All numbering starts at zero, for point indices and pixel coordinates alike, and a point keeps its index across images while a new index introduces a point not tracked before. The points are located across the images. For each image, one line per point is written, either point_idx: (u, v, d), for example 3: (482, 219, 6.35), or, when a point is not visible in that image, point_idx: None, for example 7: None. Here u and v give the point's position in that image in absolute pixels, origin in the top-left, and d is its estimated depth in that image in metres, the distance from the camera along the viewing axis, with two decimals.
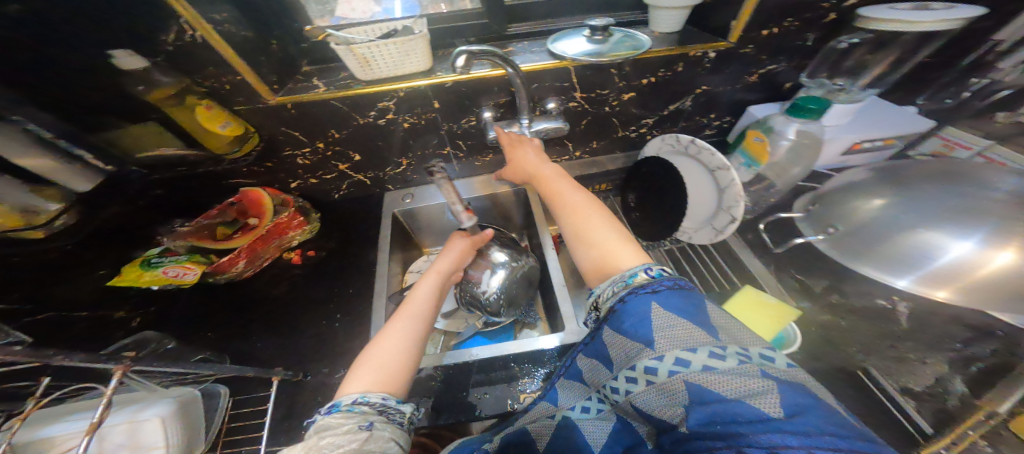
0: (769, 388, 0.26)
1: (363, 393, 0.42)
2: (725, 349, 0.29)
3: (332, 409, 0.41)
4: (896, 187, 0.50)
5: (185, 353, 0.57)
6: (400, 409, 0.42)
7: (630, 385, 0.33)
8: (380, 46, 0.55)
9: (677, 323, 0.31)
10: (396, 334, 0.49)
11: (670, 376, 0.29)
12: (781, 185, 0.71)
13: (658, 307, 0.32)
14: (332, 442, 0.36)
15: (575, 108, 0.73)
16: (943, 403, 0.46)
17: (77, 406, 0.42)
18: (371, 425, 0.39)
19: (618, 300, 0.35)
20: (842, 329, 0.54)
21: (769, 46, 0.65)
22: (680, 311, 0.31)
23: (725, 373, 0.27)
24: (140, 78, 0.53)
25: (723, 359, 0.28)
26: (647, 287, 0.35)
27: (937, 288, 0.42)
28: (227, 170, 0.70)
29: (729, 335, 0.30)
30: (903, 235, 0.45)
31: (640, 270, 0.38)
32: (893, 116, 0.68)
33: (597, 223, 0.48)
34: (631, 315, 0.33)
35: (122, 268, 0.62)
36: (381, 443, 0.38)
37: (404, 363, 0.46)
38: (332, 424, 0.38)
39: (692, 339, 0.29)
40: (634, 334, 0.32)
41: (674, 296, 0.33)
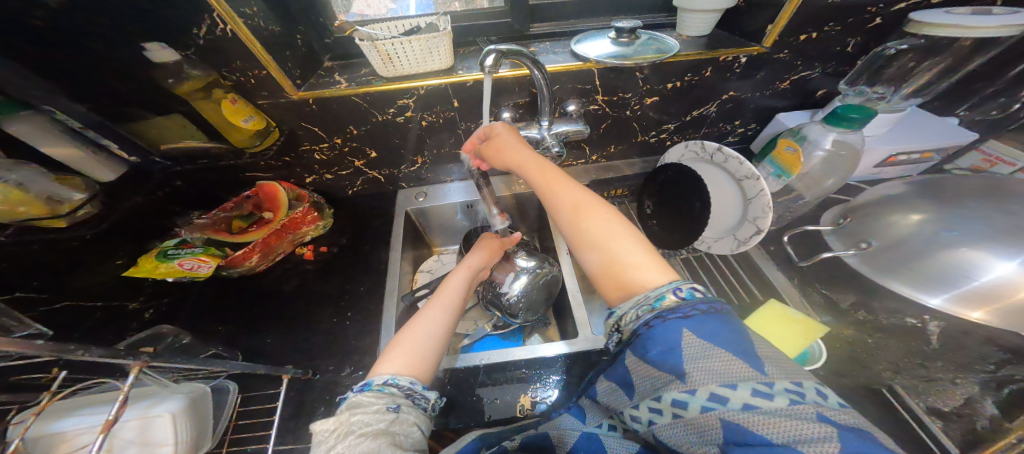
0: (825, 435, 0.23)
1: (394, 374, 0.43)
2: (771, 387, 0.27)
3: (364, 387, 0.41)
4: (942, 206, 0.49)
5: (197, 347, 0.56)
6: (426, 395, 0.43)
7: (652, 417, 0.32)
8: (405, 43, 0.55)
9: (713, 353, 0.29)
10: (428, 322, 0.50)
11: (702, 412, 0.28)
12: (810, 197, 0.70)
13: (689, 334, 0.31)
14: (360, 419, 0.37)
15: (596, 111, 0.72)
16: (971, 424, 0.45)
17: (98, 397, 0.42)
18: (399, 408, 0.40)
19: (642, 325, 0.34)
20: (868, 347, 0.53)
21: (803, 52, 0.64)
22: (716, 340, 0.30)
23: (770, 413, 0.25)
24: (170, 71, 0.53)
25: (769, 398, 0.26)
26: (676, 311, 0.33)
27: (971, 309, 0.43)
28: (247, 164, 0.70)
29: (776, 368, 0.28)
30: (942, 251, 0.46)
31: (668, 291, 0.35)
32: (934, 128, 0.68)
33: (609, 225, 0.44)
34: (658, 341, 0.32)
35: (139, 258, 0.61)
36: (406, 426, 0.39)
37: (431, 353, 0.47)
38: (364, 402, 0.39)
39: (730, 373, 0.28)
40: (661, 363, 0.31)
41: (710, 322, 0.31)
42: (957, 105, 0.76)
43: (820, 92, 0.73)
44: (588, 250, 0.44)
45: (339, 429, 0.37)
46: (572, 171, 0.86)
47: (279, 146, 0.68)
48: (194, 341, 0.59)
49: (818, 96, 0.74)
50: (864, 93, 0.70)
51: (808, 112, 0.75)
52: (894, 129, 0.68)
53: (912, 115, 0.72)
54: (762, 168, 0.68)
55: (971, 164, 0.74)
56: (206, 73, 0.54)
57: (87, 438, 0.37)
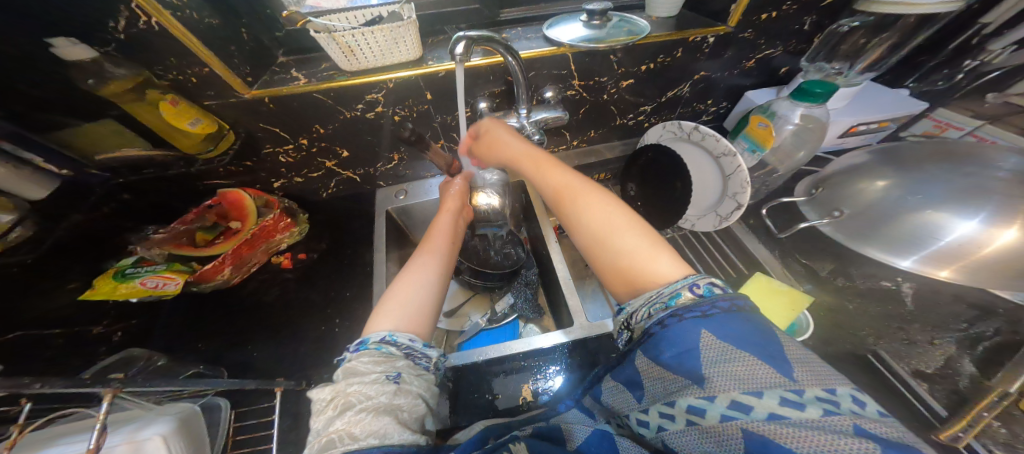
0: (865, 449, 0.21)
1: (392, 332, 0.41)
2: (801, 395, 0.25)
3: (360, 346, 0.40)
4: (904, 172, 0.50)
5: (175, 368, 0.53)
6: (426, 353, 0.41)
7: (664, 422, 0.30)
8: (366, 34, 0.52)
9: (736, 356, 0.27)
10: (420, 268, 0.50)
11: (722, 421, 0.26)
12: (784, 170, 0.70)
13: (707, 335, 0.29)
14: (360, 391, 0.35)
15: (574, 97, 0.70)
16: (955, 384, 0.47)
17: (73, 427, 0.39)
18: (399, 377, 0.37)
19: (657, 324, 0.33)
20: (851, 313, 0.55)
21: (768, 30, 0.64)
22: (737, 341, 0.28)
23: (800, 424, 0.23)
24: (90, 71, 0.47)
25: (800, 408, 0.24)
26: (695, 309, 0.32)
27: (939, 268, 0.44)
28: (201, 171, 0.65)
29: (804, 375, 0.26)
30: (908, 215, 0.47)
31: (684, 288, 0.35)
32: (890, 99, 0.70)
33: (625, 224, 0.44)
34: (674, 342, 0.31)
35: (95, 281, 0.57)
36: (409, 399, 0.36)
37: (428, 305, 0.46)
38: (360, 371, 0.37)
39: (754, 378, 0.26)
40: (678, 367, 0.30)
41: (730, 321, 0.30)
42: (909, 75, 0.79)
43: (783, 69, 0.73)
44: (593, 246, 0.45)
45: (337, 399, 0.35)
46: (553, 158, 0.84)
47: (236, 151, 0.64)
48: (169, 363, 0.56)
49: (781, 73, 0.74)
50: (823, 69, 0.70)
51: (773, 89, 0.75)
52: (853, 102, 0.70)
53: (867, 88, 0.73)
54: (737, 145, 0.68)
55: (924, 130, 0.77)
56: (133, 71, 0.50)
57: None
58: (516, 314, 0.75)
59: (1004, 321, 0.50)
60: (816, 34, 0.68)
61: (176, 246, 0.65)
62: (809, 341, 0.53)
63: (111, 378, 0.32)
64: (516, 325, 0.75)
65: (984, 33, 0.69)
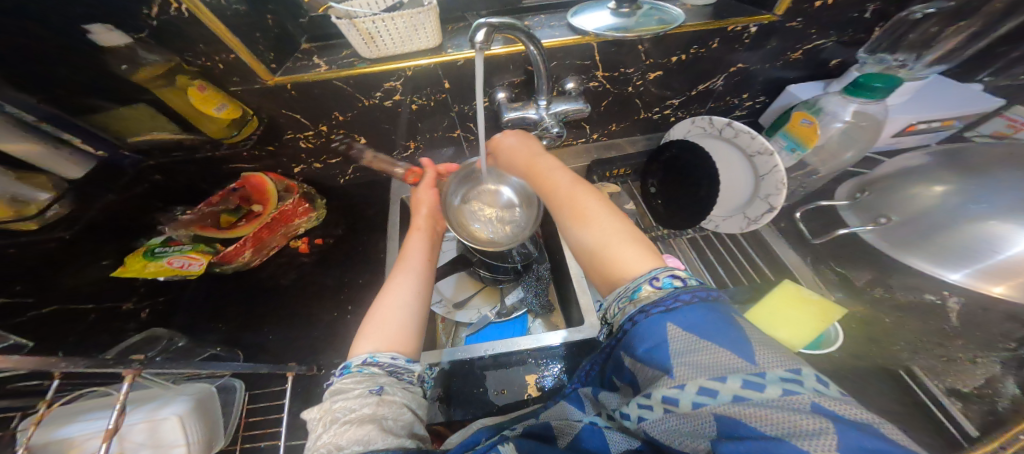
0: (819, 428, 0.20)
1: (373, 353, 0.41)
2: (762, 377, 0.24)
3: (344, 371, 0.40)
4: (969, 177, 0.45)
5: (192, 351, 0.56)
6: (410, 368, 0.41)
7: (641, 413, 0.29)
8: (386, 20, 0.50)
9: (700, 345, 0.27)
10: (398, 289, 0.49)
11: (694, 408, 0.25)
12: (825, 171, 0.67)
13: (673, 328, 0.29)
14: (344, 407, 0.35)
15: (596, 89, 0.68)
16: (992, 404, 0.44)
17: (99, 402, 0.41)
18: (381, 390, 0.37)
19: (629, 320, 0.33)
20: (884, 325, 0.52)
21: (821, 18, 0.59)
22: (698, 329, 0.28)
23: (762, 405, 0.23)
24: (124, 56, 0.49)
25: (761, 389, 0.23)
26: (660, 304, 0.31)
27: (993, 283, 0.41)
28: (228, 155, 0.66)
29: (767, 357, 0.26)
30: (966, 225, 0.43)
31: (645, 282, 0.35)
32: (957, 95, 0.65)
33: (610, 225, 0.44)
34: (644, 338, 0.30)
35: (126, 258, 0.60)
36: (394, 407, 0.37)
37: (407, 324, 0.45)
38: (343, 390, 0.37)
39: (716, 362, 0.25)
40: (650, 360, 0.29)
41: (693, 311, 0.29)
42: None
43: (834, 62, 0.68)
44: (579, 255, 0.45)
45: (324, 417, 0.35)
46: (571, 151, 0.82)
47: (260, 134, 0.64)
48: (190, 343, 0.58)
49: (831, 66, 0.69)
50: (883, 61, 0.64)
51: (821, 83, 0.70)
52: (914, 97, 0.64)
53: (931, 83, 0.67)
54: (774, 142, 0.64)
55: (994, 131, 0.65)
56: (165, 57, 0.50)
57: (94, 444, 0.37)
58: (526, 308, 0.75)
59: None
60: (878, 24, 0.61)
61: (201, 227, 0.66)
62: (832, 352, 0.51)
63: (131, 358, 0.33)
64: (523, 319, 0.75)
65: None
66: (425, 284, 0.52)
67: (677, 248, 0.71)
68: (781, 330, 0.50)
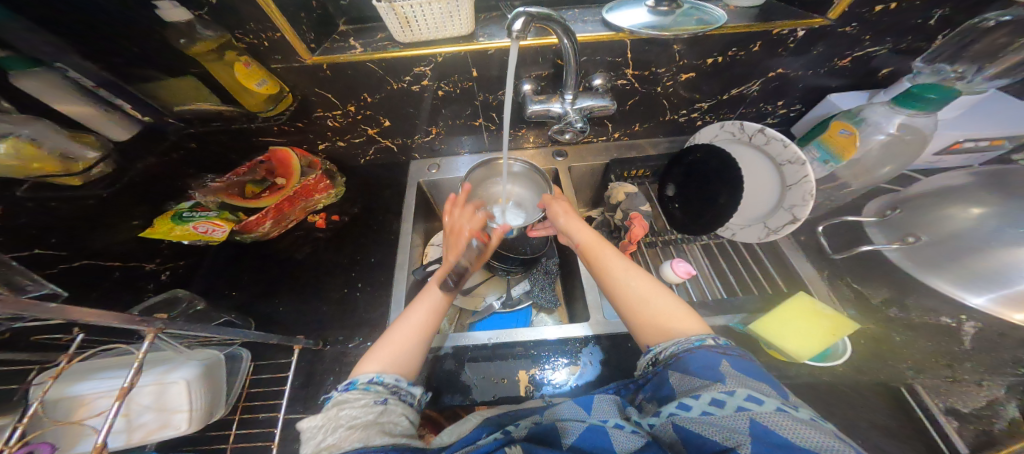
0: (843, 449, 0.26)
1: (379, 372, 0.43)
2: (795, 406, 0.30)
3: (349, 386, 0.42)
4: (1013, 200, 0.44)
5: (210, 316, 0.58)
6: (411, 391, 0.43)
7: (676, 410, 0.33)
8: (425, 5, 0.51)
9: (750, 378, 0.33)
10: (410, 320, 0.49)
11: (737, 411, 0.30)
12: (857, 185, 0.65)
13: (726, 362, 0.35)
14: (349, 414, 0.38)
15: (624, 87, 0.68)
16: (988, 425, 0.45)
17: (116, 361, 0.43)
18: (385, 402, 0.40)
19: (683, 349, 0.38)
20: (896, 344, 0.52)
21: (876, 23, 0.58)
22: (750, 371, 0.34)
23: (799, 422, 0.28)
24: (183, 30, 0.50)
25: (794, 411, 0.30)
26: (717, 347, 0.37)
27: (1015, 310, 0.43)
28: (260, 128, 0.67)
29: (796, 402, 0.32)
30: (1000, 250, 0.44)
31: (707, 337, 0.39)
32: (1016, 113, 0.63)
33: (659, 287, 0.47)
34: (698, 360, 0.36)
35: (155, 220, 0.62)
36: (394, 417, 0.40)
37: (414, 350, 0.47)
38: (350, 398, 0.40)
39: (762, 389, 0.32)
40: (702, 374, 0.35)
41: (743, 359, 0.36)
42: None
43: (885, 71, 0.67)
44: (634, 303, 0.46)
45: (327, 425, 0.38)
46: (590, 148, 0.82)
47: (293, 111, 0.65)
48: (207, 308, 0.60)
49: (880, 76, 0.69)
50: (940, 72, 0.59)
51: (866, 93, 0.70)
52: (966, 113, 0.63)
53: (991, 98, 0.65)
54: (807, 152, 0.65)
55: None
56: (218, 34, 0.51)
57: (104, 403, 0.39)
58: (532, 300, 0.76)
59: None
60: (941, 32, 0.60)
61: (228, 196, 0.67)
62: (836, 367, 0.51)
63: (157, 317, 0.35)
64: (528, 312, 0.76)
65: None
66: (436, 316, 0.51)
67: (688, 254, 0.73)
68: (786, 340, 0.50)
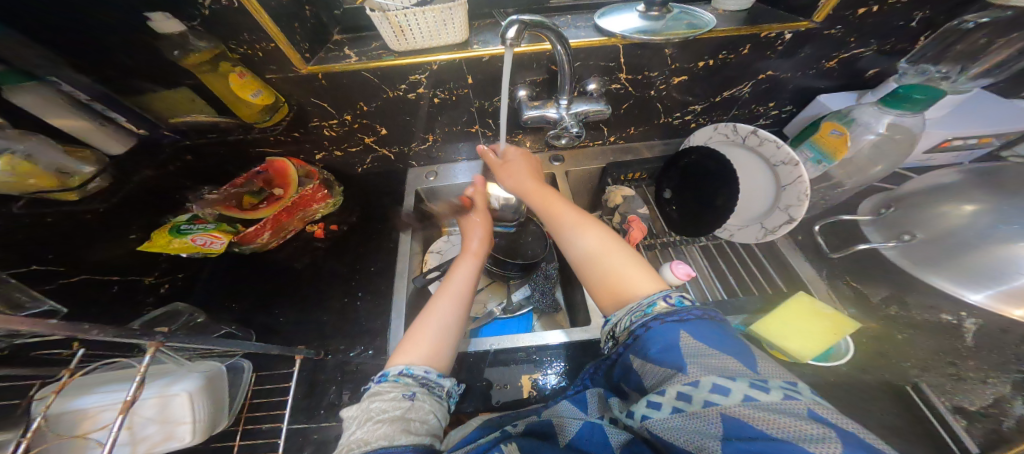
0: (819, 432, 0.23)
1: (408, 364, 0.44)
2: (766, 382, 0.27)
3: (382, 377, 0.43)
4: (1003, 195, 0.46)
5: (210, 327, 0.58)
6: (441, 383, 0.43)
7: (647, 412, 0.31)
8: (418, 14, 0.51)
9: (712, 352, 0.30)
10: (437, 313, 0.50)
11: (704, 405, 0.27)
12: (850, 184, 0.66)
13: (686, 336, 0.32)
14: (378, 407, 0.38)
15: (618, 91, 0.68)
16: (996, 424, 0.44)
17: (118, 374, 0.43)
18: (413, 396, 0.40)
19: (642, 326, 0.36)
20: (897, 342, 0.52)
21: (859, 27, 0.59)
22: (710, 340, 0.31)
23: (769, 409, 0.25)
24: (177, 42, 0.51)
25: (766, 392, 0.26)
26: (675, 315, 0.35)
27: (1013, 306, 0.42)
28: (256, 138, 0.68)
29: (768, 370, 0.29)
30: (997, 246, 0.43)
31: (660, 299, 0.38)
32: (1001, 112, 0.63)
33: (615, 251, 0.48)
34: (657, 341, 0.33)
35: (152, 234, 0.61)
36: (421, 413, 0.39)
37: (444, 341, 0.47)
38: (380, 391, 0.40)
39: (726, 369, 0.29)
40: (662, 360, 0.32)
41: (704, 324, 0.33)
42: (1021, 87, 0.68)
43: (870, 72, 0.68)
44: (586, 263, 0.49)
45: (359, 416, 0.38)
46: (587, 152, 0.83)
47: (289, 121, 0.66)
48: (208, 320, 0.60)
49: (867, 76, 0.69)
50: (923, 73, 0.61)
51: (854, 93, 0.70)
52: (953, 112, 0.64)
53: (973, 97, 0.66)
54: (799, 153, 0.65)
55: None
56: (212, 45, 0.52)
57: (109, 415, 0.38)
58: (531, 307, 0.75)
59: None
60: (923, 33, 0.60)
61: (225, 207, 0.68)
62: (840, 366, 0.51)
63: (153, 330, 0.35)
64: (529, 317, 0.76)
65: None
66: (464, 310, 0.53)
67: (688, 256, 0.73)
68: (790, 340, 0.50)
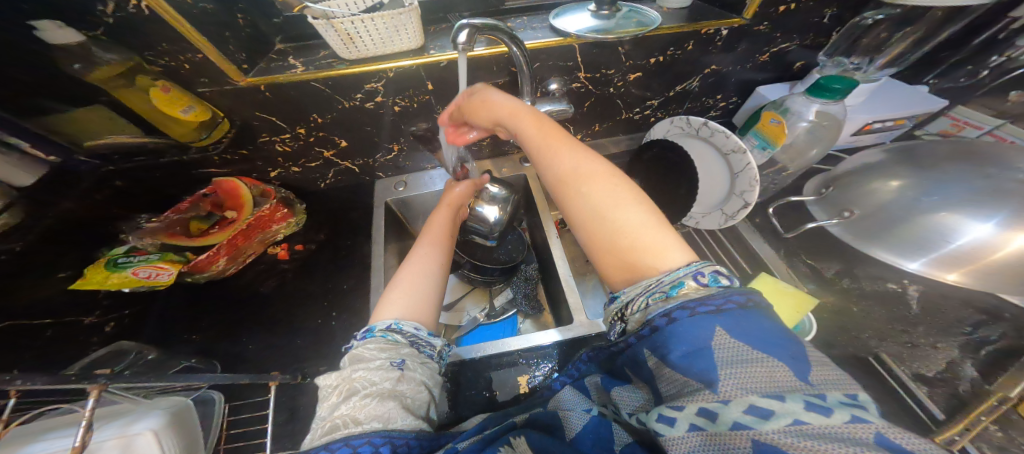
0: None
1: (398, 320, 0.43)
2: (823, 401, 0.23)
3: (366, 334, 0.41)
4: (923, 171, 0.49)
5: (165, 364, 0.53)
6: (431, 342, 0.42)
7: (660, 427, 0.27)
8: (366, 20, 0.49)
9: (752, 357, 0.25)
10: (424, 258, 0.52)
11: (733, 429, 0.23)
12: (793, 168, 0.70)
13: (721, 333, 0.27)
14: (365, 377, 0.36)
15: (579, 90, 0.69)
16: (954, 388, 0.47)
17: (62, 421, 0.38)
18: (403, 364, 0.38)
19: (664, 316, 0.31)
20: (855, 314, 0.55)
21: (785, 23, 0.62)
22: (750, 340, 0.26)
23: (817, 435, 0.21)
24: (79, 55, 0.46)
25: (822, 414, 0.22)
26: (707, 303, 0.29)
27: (947, 271, 0.45)
28: (198, 159, 0.64)
29: (820, 381, 0.24)
30: (923, 216, 0.46)
31: (688, 277, 0.33)
32: (909, 95, 0.69)
33: (624, 204, 0.40)
34: (683, 339, 0.28)
35: (86, 270, 0.56)
36: (413, 385, 0.37)
37: (428, 292, 0.48)
38: (365, 357, 0.38)
39: (767, 381, 0.24)
40: (688, 367, 0.27)
41: (747, 319, 0.28)
42: (928, 72, 0.74)
43: (797, 64, 0.71)
44: (590, 221, 0.41)
45: (342, 385, 0.36)
46: None
47: (231, 137, 0.62)
48: (161, 356, 0.55)
49: (796, 68, 0.73)
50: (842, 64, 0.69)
51: (787, 84, 0.74)
52: (870, 98, 0.69)
53: (885, 84, 0.72)
54: (746, 141, 0.68)
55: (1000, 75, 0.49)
56: (125, 57, 0.48)
57: None
58: (515, 309, 0.74)
59: (1010, 326, 0.50)
60: (836, 29, 0.65)
61: (170, 236, 0.64)
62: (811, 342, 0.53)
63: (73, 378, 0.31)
64: (514, 321, 0.74)
65: (1015, 27, 0.65)
66: (447, 258, 0.54)
67: None
68: None
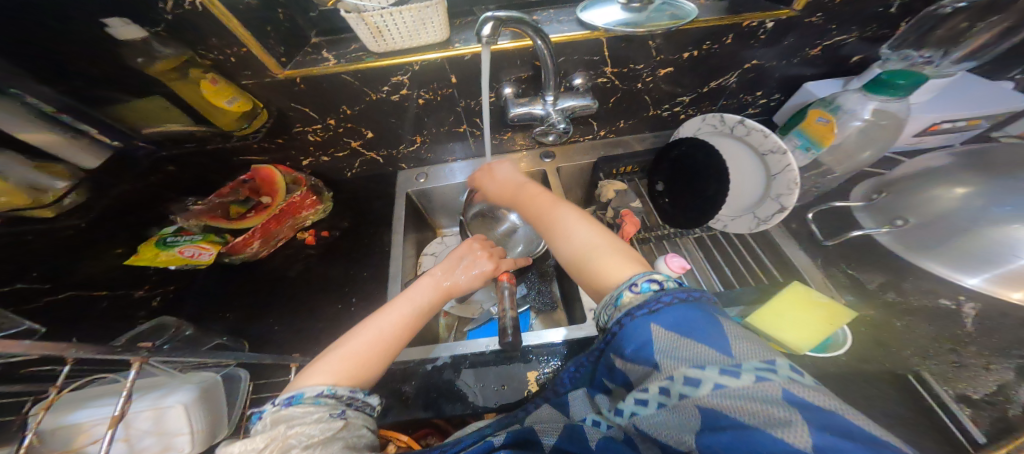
0: (790, 417, 0.21)
1: (332, 384, 0.37)
2: (739, 365, 0.25)
3: (293, 400, 0.35)
4: (987, 176, 0.44)
5: (203, 338, 0.57)
6: (368, 400, 0.39)
7: (636, 408, 0.29)
8: (394, 14, 0.50)
9: (680, 342, 0.27)
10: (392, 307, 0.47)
11: (681, 399, 0.25)
12: (840, 170, 0.65)
13: (657, 329, 0.28)
14: (302, 433, 0.32)
15: (604, 85, 0.67)
16: (1003, 412, 0.43)
17: (106, 388, 0.40)
18: (345, 414, 0.36)
19: (615, 323, 0.32)
20: (895, 329, 0.51)
21: (838, 14, 0.58)
22: (681, 328, 0.28)
23: (735, 395, 0.23)
24: (139, 49, 0.50)
25: (736, 377, 0.24)
26: (644, 306, 0.31)
27: (1012, 289, 0.41)
28: (236, 147, 0.66)
29: (744, 349, 0.26)
30: (984, 228, 0.42)
31: (626, 288, 0.34)
32: (987, 93, 0.63)
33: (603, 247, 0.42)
34: (630, 339, 0.30)
35: (138, 247, 0.62)
36: (354, 430, 0.36)
37: (377, 347, 0.43)
38: (298, 415, 0.34)
39: (695, 357, 0.26)
40: (638, 360, 0.29)
41: (677, 310, 0.29)
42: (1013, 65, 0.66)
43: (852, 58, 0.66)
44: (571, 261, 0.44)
45: (271, 446, 0.31)
46: (577, 147, 0.82)
47: (268, 127, 0.65)
48: (198, 331, 0.59)
49: (848, 63, 0.67)
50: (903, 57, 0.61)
51: (840, 80, 0.69)
52: (941, 96, 0.63)
53: (959, 80, 0.66)
54: (787, 141, 0.64)
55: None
56: (178, 51, 0.51)
57: (100, 431, 0.35)
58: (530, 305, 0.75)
59: None
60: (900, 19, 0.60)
61: (211, 218, 0.66)
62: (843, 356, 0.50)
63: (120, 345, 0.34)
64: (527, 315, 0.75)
65: None
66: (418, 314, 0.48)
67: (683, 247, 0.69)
68: (785, 331, 0.49)
